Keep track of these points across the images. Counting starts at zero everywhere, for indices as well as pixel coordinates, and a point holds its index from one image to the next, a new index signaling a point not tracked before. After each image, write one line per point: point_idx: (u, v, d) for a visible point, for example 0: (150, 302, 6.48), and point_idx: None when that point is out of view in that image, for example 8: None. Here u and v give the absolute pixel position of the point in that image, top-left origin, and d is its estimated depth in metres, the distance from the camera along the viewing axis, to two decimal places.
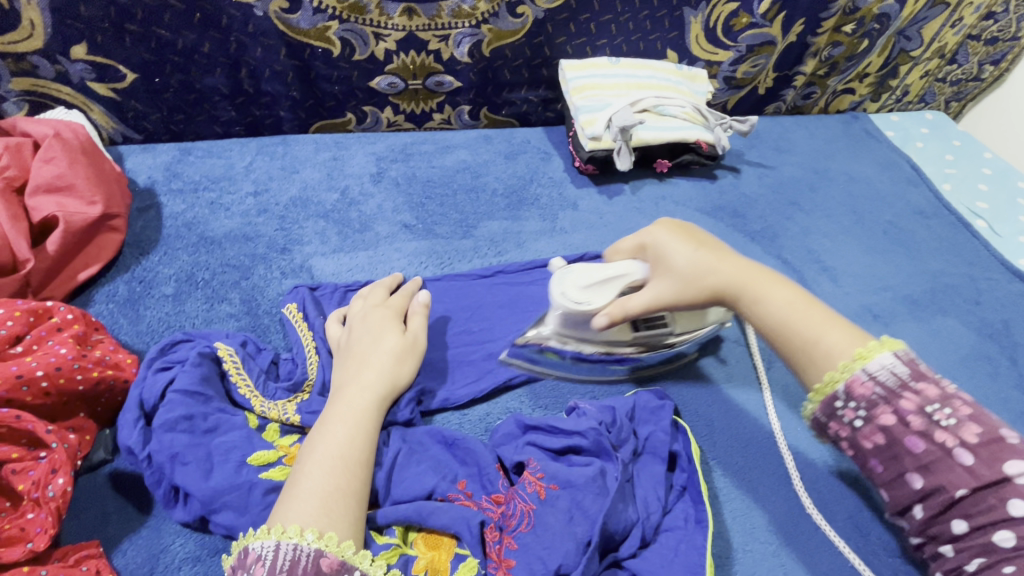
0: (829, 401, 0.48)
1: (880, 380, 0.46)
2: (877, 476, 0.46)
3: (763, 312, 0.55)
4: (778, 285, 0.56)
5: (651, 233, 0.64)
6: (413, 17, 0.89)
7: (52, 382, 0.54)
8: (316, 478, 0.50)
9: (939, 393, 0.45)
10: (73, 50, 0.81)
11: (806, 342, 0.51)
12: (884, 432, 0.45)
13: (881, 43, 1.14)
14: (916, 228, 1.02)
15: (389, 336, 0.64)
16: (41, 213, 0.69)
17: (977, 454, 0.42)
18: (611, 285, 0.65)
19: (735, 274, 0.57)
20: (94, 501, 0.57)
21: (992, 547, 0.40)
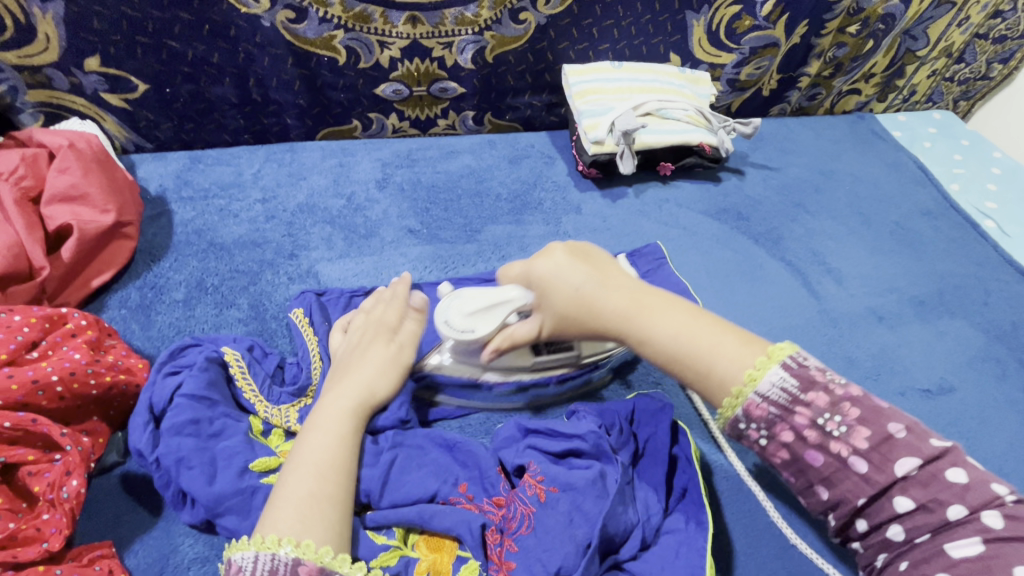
0: (733, 422, 0.51)
1: (771, 400, 0.49)
2: (790, 484, 0.50)
3: (654, 343, 0.56)
4: (666, 311, 0.57)
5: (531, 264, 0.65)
6: (417, 25, 0.91)
7: (66, 386, 0.56)
8: (295, 486, 0.51)
9: (828, 401, 0.48)
10: (87, 62, 0.84)
11: (700, 372, 0.53)
12: (787, 449, 0.48)
13: (886, 44, 1.14)
14: (924, 228, 1.01)
15: (378, 346, 0.64)
16: (56, 222, 0.71)
17: (869, 460, 0.46)
18: (496, 310, 0.64)
19: (616, 308, 0.59)
20: (106, 503, 0.58)
21: (889, 543, 0.46)
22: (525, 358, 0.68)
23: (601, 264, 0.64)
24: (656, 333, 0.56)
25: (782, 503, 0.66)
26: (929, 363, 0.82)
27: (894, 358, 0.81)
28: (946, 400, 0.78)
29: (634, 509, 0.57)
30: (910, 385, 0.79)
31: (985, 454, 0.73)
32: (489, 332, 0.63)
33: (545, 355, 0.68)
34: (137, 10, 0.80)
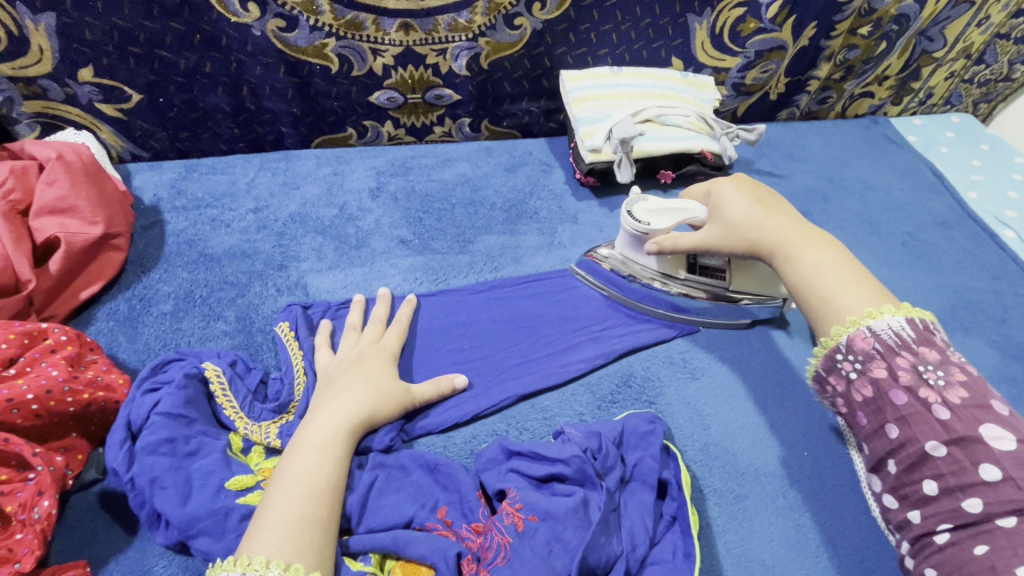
0: (829, 355, 0.57)
1: (881, 337, 0.54)
2: (862, 428, 0.54)
3: (802, 267, 0.63)
4: (815, 247, 0.64)
5: (718, 183, 0.73)
6: (410, 32, 0.89)
7: (42, 404, 0.56)
8: (283, 508, 0.50)
9: (937, 358, 0.52)
10: (80, 73, 0.84)
11: (833, 296, 0.59)
12: (872, 385, 0.53)
13: (901, 45, 1.09)
14: (937, 239, 0.97)
15: (383, 371, 0.66)
16: (44, 234, 0.71)
17: (954, 413, 0.49)
18: (672, 215, 0.75)
19: (779, 232, 0.66)
20: (83, 521, 0.58)
21: (960, 513, 0.46)
22: (675, 271, 0.77)
23: (777, 200, 0.71)
24: (806, 260, 0.63)
25: (778, 532, 0.63)
26: None
27: None
28: None
29: (618, 539, 0.54)
30: None
31: None
32: (663, 227, 0.75)
33: (697, 273, 0.77)
34: (128, 21, 0.80)
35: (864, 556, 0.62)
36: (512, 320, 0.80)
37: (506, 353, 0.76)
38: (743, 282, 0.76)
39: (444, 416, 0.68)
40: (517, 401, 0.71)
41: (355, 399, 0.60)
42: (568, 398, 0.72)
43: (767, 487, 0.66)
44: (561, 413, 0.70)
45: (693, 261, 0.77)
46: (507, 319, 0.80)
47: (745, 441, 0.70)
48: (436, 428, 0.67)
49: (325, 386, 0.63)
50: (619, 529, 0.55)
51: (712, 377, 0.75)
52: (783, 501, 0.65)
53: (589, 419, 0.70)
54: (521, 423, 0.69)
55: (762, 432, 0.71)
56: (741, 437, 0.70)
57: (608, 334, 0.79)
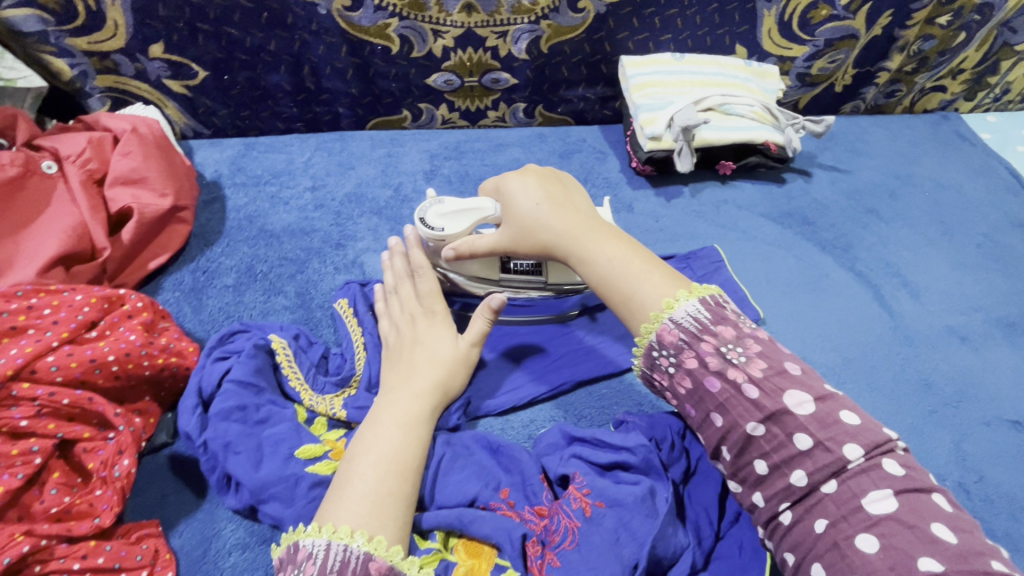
0: (648, 352, 0.53)
1: (683, 327, 0.51)
2: (692, 419, 0.51)
3: (596, 263, 0.58)
4: (605, 241, 0.59)
5: (506, 180, 0.66)
6: (472, 13, 0.88)
7: (122, 366, 0.57)
8: (369, 481, 0.50)
9: (734, 335, 0.50)
10: (151, 49, 0.86)
11: (632, 290, 0.55)
12: (689, 377, 0.50)
13: (981, 36, 1.03)
14: (1014, 242, 0.92)
15: (440, 348, 0.62)
16: (118, 204, 0.73)
17: (761, 388, 0.47)
18: (466, 215, 0.66)
19: (566, 229, 0.60)
20: (155, 481, 0.60)
21: (791, 488, 0.45)
22: (493, 273, 0.69)
23: (571, 191, 0.67)
24: (597, 255, 0.58)
25: None
26: (1018, 393, 0.74)
27: (977, 384, 0.74)
28: None
29: (685, 531, 0.53)
30: (995, 415, 0.71)
31: None
32: (459, 230, 0.65)
33: (514, 273, 0.70)
34: None
35: None
36: None
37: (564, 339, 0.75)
38: (557, 274, 0.70)
39: (504, 397, 0.68)
40: (575, 388, 0.70)
41: (435, 382, 0.59)
42: (627, 388, 0.71)
43: None
44: (619, 402, 0.70)
45: (506, 261, 0.69)
46: None
47: None
48: (496, 409, 0.67)
49: (394, 367, 0.61)
50: (685, 521, 0.54)
51: None
52: None
53: (648, 409, 0.69)
54: (579, 410, 0.69)
55: None
56: None
57: None
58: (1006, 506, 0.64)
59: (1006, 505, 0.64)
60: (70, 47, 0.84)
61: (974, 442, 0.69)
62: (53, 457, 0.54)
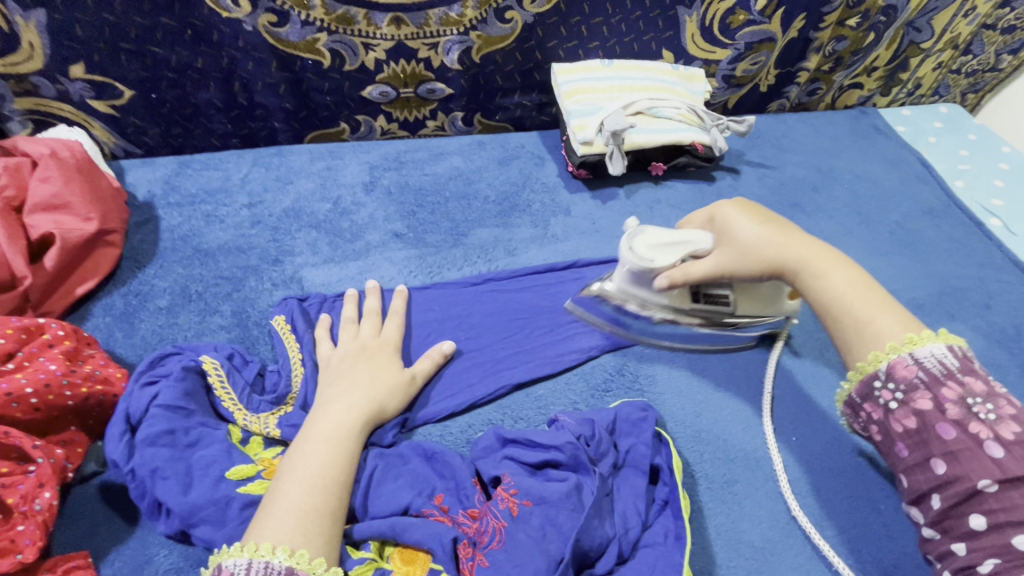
0: (868, 381, 0.54)
1: (925, 366, 0.50)
2: (902, 461, 0.50)
3: (826, 289, 0.59)
4: (838, 266, 0.60)
5: (721, 206, 0.67)
6: (401, 26, 0.90)
7: (41, 398, 0.56)
8: (295, 498, 0.51)
9: (985, 390, 0.48)
10: (71, 69, 0.84)
11: (865, 320, 0.56)
12: (916, 416, 0.49)
13: (888, 36, 1.10)
14: (925, 228, 0.98)
15: (390, 368, 0.67)
16: (38, 230, 0.71)
17: (1009, 450, 0.44)
18: (679, 247, 0.67)
19: (799, 249, 0.62)
20: (84, 512, 0.59)
21: (1007, 548, 0.42)
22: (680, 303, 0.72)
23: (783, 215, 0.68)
24: (832, 280, 0.59)
25: (765, 513, 0.65)
26: None
27: None
28: None
29: (611, 523, 0.56)
30: None
31: None
32: (665, 264, 0.67)
33: (701, 304, 0.72)
34: (118, 17, 0.80)
35: (851, 539, 0.63)
36: (507, 312, 0.81)
37: (502, 344, 0.77)
38: (747, 305, 0.71)
39: (440, 405, 0.69)
40: (512, 391, 0.72)
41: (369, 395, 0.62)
42: (562, 387, 0.73)
43: (756, 472, 0.68)
44: (556, 402, 0.72)
45: (697, 292, 0.71)
46: (502, 311, 0.81)
47: (734, 428, 0.71)
48: (433, 418, 0.68)
49: (334, 381, 0.64)
50: (612, 513, 0.57)
51: (699, 364, 0.77)
52: (772, 485, 0.67)
53: (583, 408, 0.72)
54: (516, 412, 0.71)
55: (751, 418, 0.72)
56: (730, 423, 0.71)
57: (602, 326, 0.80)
58: None
59: None
60: None
61: None
62: None
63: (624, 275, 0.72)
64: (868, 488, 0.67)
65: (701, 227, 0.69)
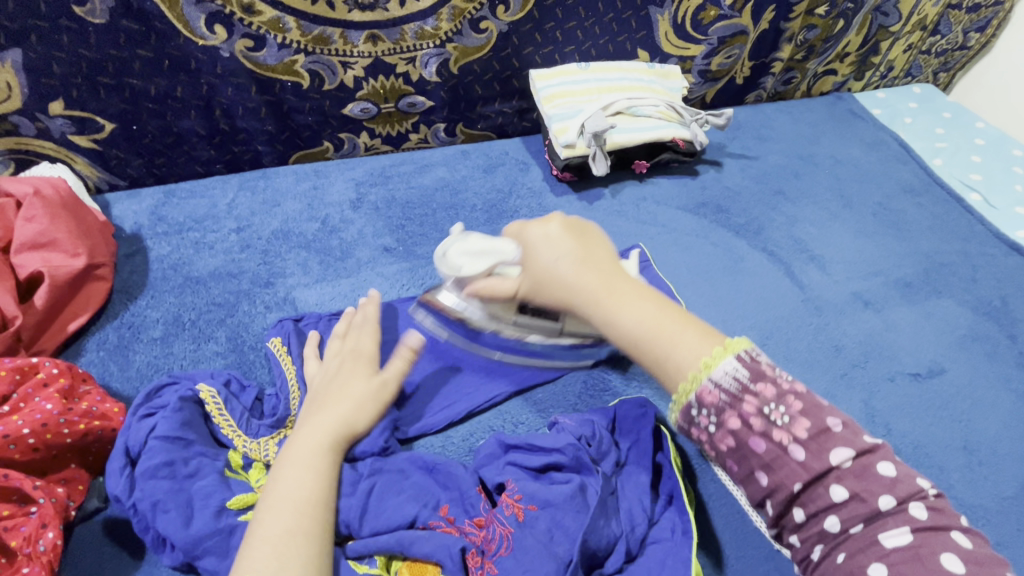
0: (687, 408, 0.47)
1: (724, 387, 0.45)
2: (733, 472, 0.46)
3: (622, 323, 0.50)
4: (640, 297, 0.51)
5: (521, 230, 0.59)
6: (378, 42, 0.90)
7: (39, 437, 0.56)
8: (270, 526, 0.50)
9: (775, 393, 0.45)
10: (51, 106, 0.84)
11: (660, 360, 0.48)
12: (732, 436, 0.45)
13: (858, 22, 1.12)
14: (907, 207, 1.00)
15: (357, 379, 0.64)
16: (27, 270, 0.71)
17: (807, 449, 0.43)
18: (488, 258, 0.63)
19: (591, 281, 0.52)
20: (88, 550, 0.58)
21: (825, 534, 0.42)
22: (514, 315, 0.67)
23: (596, 236, 0.58)
24: (626, 313, 0.50)
25: None
26: (918, 347, 0.80)
27: (882, 343, 0.80)
28: (935, 383, 0.76)
29: (617, 522, 0.56)
30: (899, 370, 0.77)
31: (979, 437, 0.71)
32: (477, 272, 0.63)
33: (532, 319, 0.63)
34: (95, 52, 0.80)
35: None
36: None
37: None
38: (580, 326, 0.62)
39: (438, 416, 0.69)
40: (510, 396, 0.73)
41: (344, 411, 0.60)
42: (561, 389, 0.74)
43: None
44: (554, 406, 0.72)
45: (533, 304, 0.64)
46: None
47: None
48: (432, 429, 0.68)
49: (313, 404, 0.61)
50: (617, 511, 0.57)
51: None
52: None
53: (582, 408, 0.72)
54: (514, 418, 0.71)
55: None
56: None
57: None
58: (912, 453, 0.69)
59: (912, 453, 0.69)
60: None
61: (882, 398, 0.74)
62: None
63: (445, 286, 0.69)
64: None
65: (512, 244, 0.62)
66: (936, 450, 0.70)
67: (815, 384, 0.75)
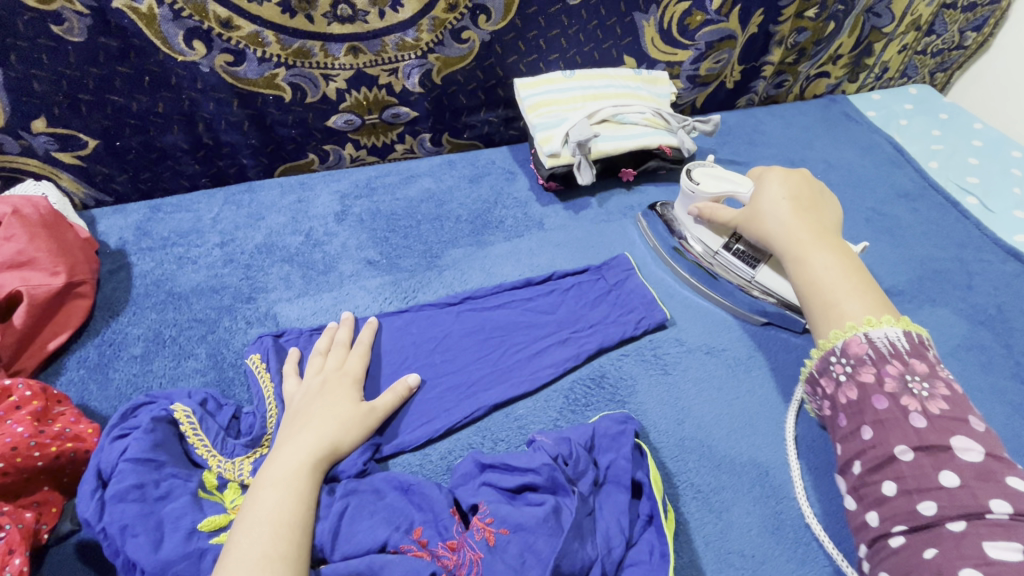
0: (825, 357, 0.60)
1: (875, 344, 0.57)
2: (841, 429, 0.58)
3: (809, 272, 0.66)
4: (827, 251, 0.66)
5: (769, 180, 0.76)
6: (359, 54, 0.90)
7: (9, 461, 0.56)
8: (245, 545, 0.50)
9: (926, 370, 0.55)
10: (34, 124, 0.84)
11: (834, 305, 0.62)
12: (858, 388, 0.56)
13: (849, 24, 1.10)
14: (901, 213, 0.98)
15: (344, 402, 0.66)
16: (5, 289, 0.71)
17: (929, 421, 0.51)
18: (726, 183, 0.80)
19: (794, 232, 0.69)
20: (60, 574, 0.58)
21: (915, 514, 0.48)
22: (714, 243, 0.82)
23: (824, 203, 0.74)
24: (816, 262, 0.66)
25: (753, 520, 0.64)
26: None
27: None
28: None
29: (593, 544, 0.55)
30: None
31: None
32: (708, 193, 0.80)
33: (730, 255, 0.80)
34: (75, 70, 0.80)
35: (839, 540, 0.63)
36: (484, 331, 0.80)
37: (478, 365, 0.76)
38: (766, 275, 0.78)
39: (414, 434, 0.68)
40: (489, 412, 0.71)
41: (320, 425, 0.61)
42: (542, 405, 0.73)
43: (740, 477, 0.67)
44: (534, 421, 0.71)
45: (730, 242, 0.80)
46: (479, 329, 0.80)
47: (716, 433, 0.71)
48: (408, 447, 0.67)
49: (292, 423, 0.62)
50: (594, 533, 0.56)
51: (679, 372, 0.76)
52: (757, 491, 0.66)
53: (563, 424, 0.71)
54: (493, 435, 0.70)
55: (734, 423, 0.72)
56: (714, 429, 0.71)
57: (578, 336, 0.79)
58: None
59: None
60: None
61: None
62: None
63: (681, 202, 0.85)
64: None
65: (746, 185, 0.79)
66: None
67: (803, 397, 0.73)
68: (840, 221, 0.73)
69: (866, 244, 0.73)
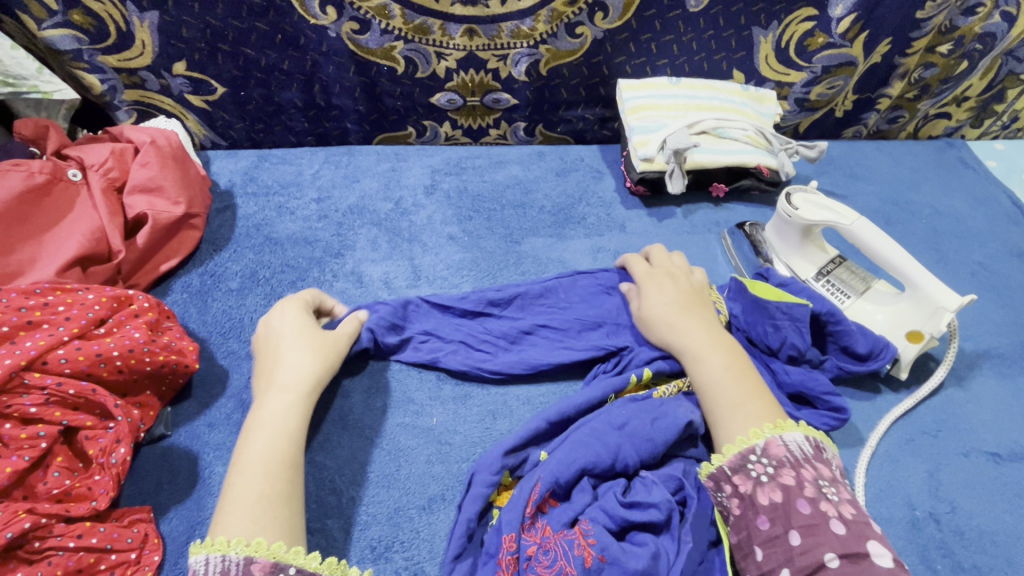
0: (743, 454, 0.57)
1: (791, 449, 0.56)
2: (760, 533, 0.53)
3: (700, 373, 0.65)
4: (718, 354, 0.65)
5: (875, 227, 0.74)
6: (474, 37, 0.92)
7: (125, 361, 0.62)
8: (259, 460, 0.55)
9: (830, 475, 0.55)
10: (175, 66, 0.92)
11: (723, 414, 0.61)
12: (781, 490, 0.53)
13: (984, 65, 1.03)
14: (1012, 271, 0.91)
15: (301, 347, 0.64)
16: (134, 211, 0.78)
17: (848, 527, 0.49)
18: (828, 210, 0.78)
19: (691, 332, 0.68)
20: (150, 470, 0.64)
21: None
22: (804, 273, 0.82)
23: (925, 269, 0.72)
24: (702, 364, 0.65)
25: None
26: (1000, 425, 0.73)
27: (961, 414, 0.73)
28: (1016, 468, 0.69)
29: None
30: (976, 447, 0.70)
31: None
32: (804, 218, 0.78)
33: (819, 285, 0.81)
34: (219, 21, 0.87)
35: None
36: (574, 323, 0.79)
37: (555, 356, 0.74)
38: (853, 312, 0.77)
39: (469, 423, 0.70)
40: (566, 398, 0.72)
41: (299, 362, 0.63)
42: None
43: None
44: None
45: (821, 271, 0.81)
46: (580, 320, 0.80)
47: None
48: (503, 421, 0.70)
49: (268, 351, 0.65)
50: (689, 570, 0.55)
51: None
52: None
53: None
54: None
55: None
56: None
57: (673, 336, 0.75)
58: (977, 539, 0.63)
59: (977, 538, 0.63)
60: (102, 64, 0.90)
61: (950, 473, 0.68)
62: (58, 443, 0.59)
63: (777, 221, 0.84)
64: (923, 544, 0.63)
65: (843, 217, 0.76)
66: (1005, 539, 0.64)
67: (876, 444, 0.70)
68: (948, 290, 0.69)
69: (975, 298, 0.67)
